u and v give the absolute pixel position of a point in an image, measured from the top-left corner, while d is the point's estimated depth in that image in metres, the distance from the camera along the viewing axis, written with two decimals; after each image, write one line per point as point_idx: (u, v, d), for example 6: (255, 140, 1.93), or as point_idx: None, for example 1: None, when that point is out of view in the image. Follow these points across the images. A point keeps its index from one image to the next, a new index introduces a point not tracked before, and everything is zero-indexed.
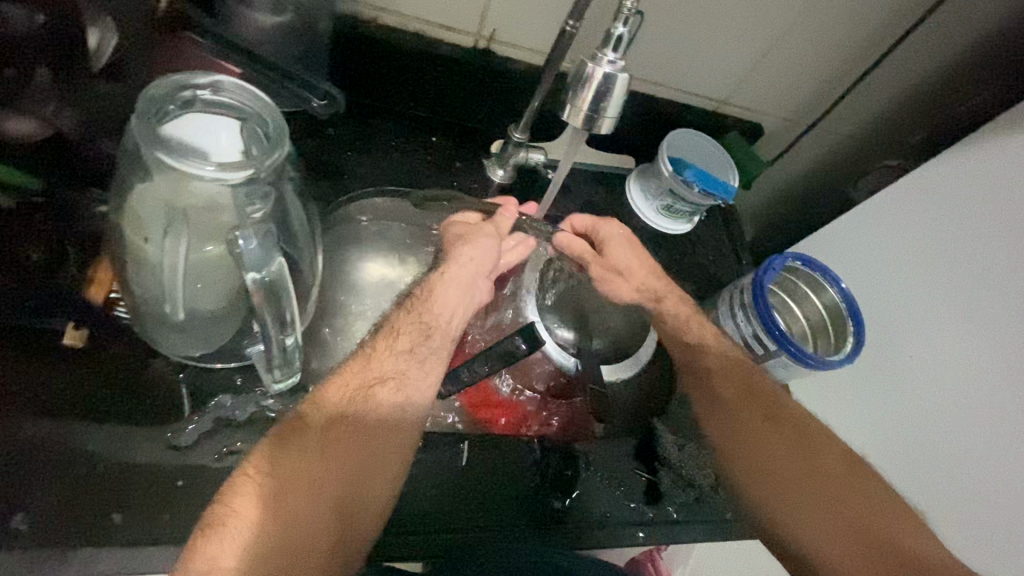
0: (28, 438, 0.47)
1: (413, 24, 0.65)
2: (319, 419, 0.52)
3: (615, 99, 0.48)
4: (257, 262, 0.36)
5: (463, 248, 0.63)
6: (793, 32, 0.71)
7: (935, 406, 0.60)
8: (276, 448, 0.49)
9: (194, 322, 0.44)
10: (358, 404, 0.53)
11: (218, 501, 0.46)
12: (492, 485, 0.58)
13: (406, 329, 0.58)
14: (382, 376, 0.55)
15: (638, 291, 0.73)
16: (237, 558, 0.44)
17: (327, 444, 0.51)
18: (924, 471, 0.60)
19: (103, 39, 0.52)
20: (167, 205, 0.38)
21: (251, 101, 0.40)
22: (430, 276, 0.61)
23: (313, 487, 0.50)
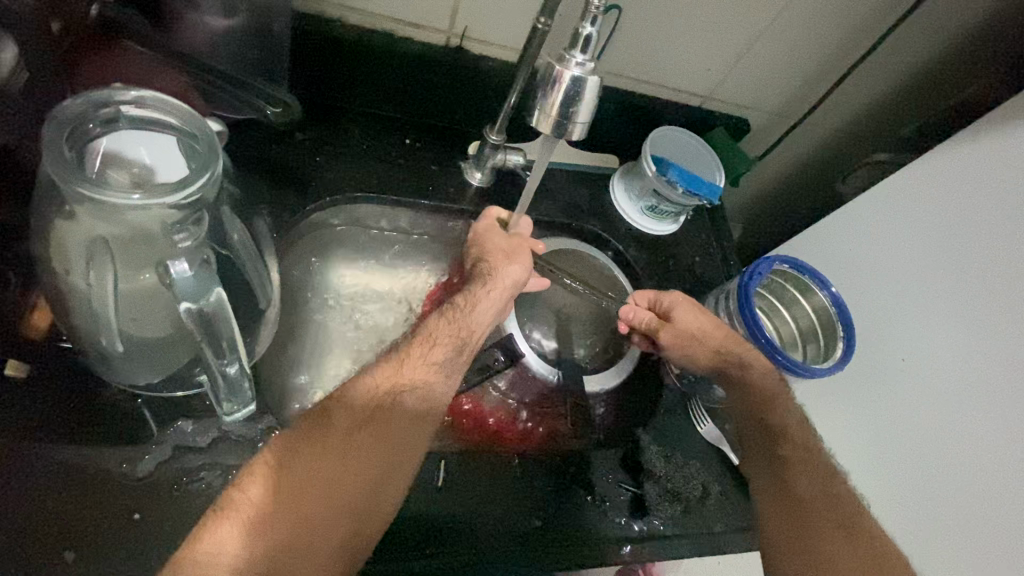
0: None
1: (379, 23, 0.62)
2: (346, 417, 0.45)
3: (586, 102, 0.45)
4: (191, 292, 0.34)
5: (512, 268, 0.58)
6: (778, 25, 0.68)
7: (926, 418, 0.57)
8: (304, 438, 0.43)
9: (140, 351, 0.41)
10: (384, 409, 0.47)
11: (236, 485, 0.40)
12: (490, 490, 0.57)
13: (442, 339, 0.52)
14: (412, 384, 0.49)
15: (717, 354, 0.62)
16: (244, 547, 0.38)
17: (357, 439, 0.45)
18: (917, 494, 0.57)
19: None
20: (91, 237, 0.35)
21: (183, 116, 0.37)
22: (474, 289, 0.57)
23: (340, 484, 0.43)
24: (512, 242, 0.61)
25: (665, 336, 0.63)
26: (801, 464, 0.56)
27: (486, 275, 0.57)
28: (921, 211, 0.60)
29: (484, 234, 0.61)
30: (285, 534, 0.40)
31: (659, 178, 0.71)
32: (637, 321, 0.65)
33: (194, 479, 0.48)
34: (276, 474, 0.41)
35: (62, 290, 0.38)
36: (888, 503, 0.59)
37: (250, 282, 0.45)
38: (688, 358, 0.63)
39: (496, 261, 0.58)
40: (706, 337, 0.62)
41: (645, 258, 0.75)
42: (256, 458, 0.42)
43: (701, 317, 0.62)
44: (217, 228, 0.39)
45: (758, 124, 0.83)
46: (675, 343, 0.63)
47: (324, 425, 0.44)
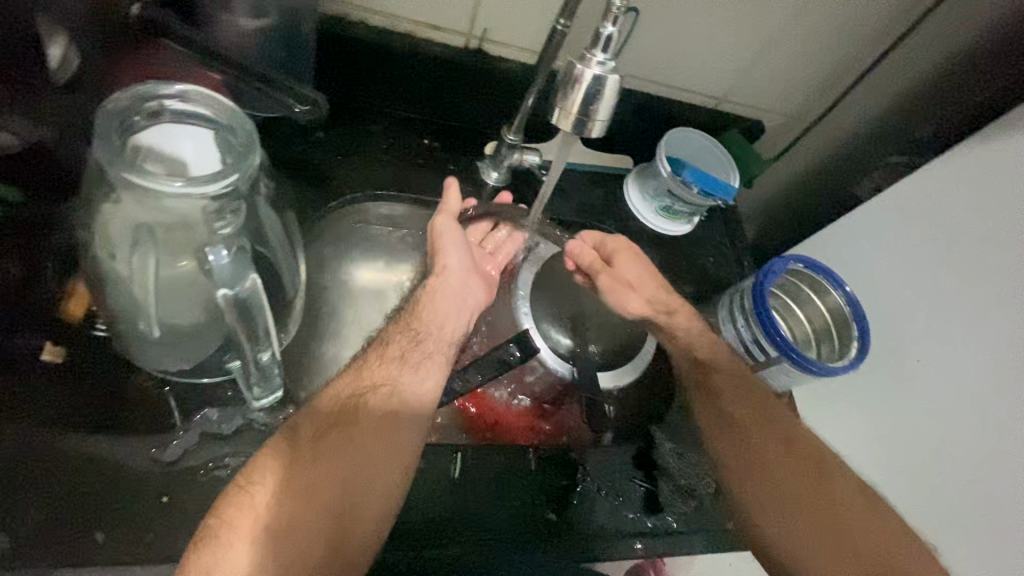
0: (8, 458, 0.46)
1: (402, 24, 0.64)
2: (311, 425, 0.48)
3: (605, 101, 0.45)
4: (230, 279, 0.35)
5: (448, 257, 0.62)
6: (794, 27, 0.69)
7: (938, 416, 0.58)
8: (275, 454, 0.46)
9: (173, 338, 0.43)
10: (349, 411, 0.50)
11: (213, 511, 0.43)
12: (499, 487, 0.58)
13: (396, 338, 0.56)
14: (374, 385, 0.52)
15: (648, 303, 0.71)
16: (234, 569, 0.40)
17: (324, 444, 0.48)
18: (930, 492, 0.57)
19: (66, 55, 0.45)
20: (137, 224, 0.36)
21: (221, 110, 0.38)
22: (417, 291, 0.61)
23: (314, 491, 0.45)
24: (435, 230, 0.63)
25: (605, 279, 0.70)
26: (747, 415, 0.64)
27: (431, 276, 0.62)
28: (932, 213, 0.61)
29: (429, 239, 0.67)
30: (273, 547, 0.42)
31: (674, 178, 0.72)
32: (583, 259, 0.71)
33: (221, 466, 0.50)
34: (248, 493, 0.44)
35: (105, 275, 0.40)
36: (910, 502, 0.59)
37: (279, 274, 0.46)
38: (623, 305, 0.71)
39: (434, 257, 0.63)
40: (636, 283, 0.71)
41: (659, 258, 0.76)
42: (232, 483, 0.45)
43: (635, 267, 0.71)
44: (252, 218, 0.41)
45: (771, 126, 0.83)
46: (613, 288, 0.70)
47: (290, 438, 0.47)
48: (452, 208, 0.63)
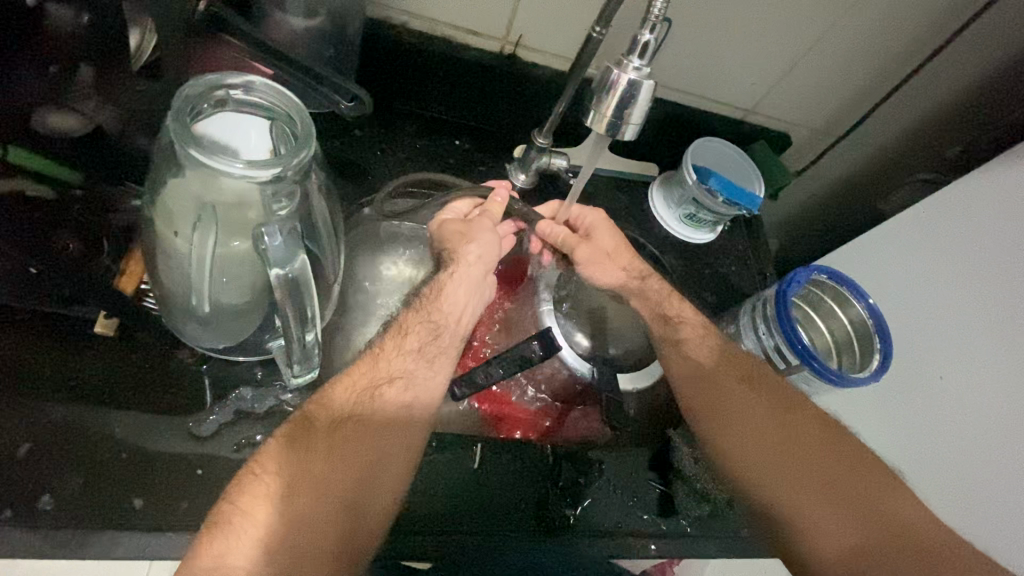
0: (56, 422, 0.49)
1: (441, 29, 0.66)
2: (328, 416, 0.47)
3: (639, 105, 0.47)
4: (281, 259, 0.39)
5: (470, 246, 0.55)
6: (826, 41, 0.70)
7: (978, 419, 0.56)
8: (288, 443, 0.45)
9: (220, 314, 0.46)
10: (365, 405, 0.48)
11: (227, 496, 0.42)
12: (511, 483, 0.58)
13: (415, 327, 0.53)
14: (390, 376, 0.50)
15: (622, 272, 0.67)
16: (249, 558, 0.41)
17: (341, 436, 0.47)
18: (969, 502, 0.55)
19: (143, 39, 0.52)
20: (199, 201, 0.39)
21: (281, 100, 0.40)
22: (437, 275, 0.55)
23: (326, 484, 0.45)
24: (466, 223, 0.58)
25: (579, 250, 0.65)
26: (702, 368, 0.61)
27: (446, 262, 0.56)
28: (964, 217, 0.61)
29: (440, 226, 0.58)
30: (292, 537, 0.43)
31: (699, 187, 0.73)
32: (555, 235, 0.66)
33: (253, 442, 0.52)
34: (262, 481, 0.43)
35: (165, 250, 0.43)
36: (953, 509, 0.56)
37: (323, 260, 0.49)
38: (591, 277, 0.67)
39: (452, 246, 0.56)
40: (608, 255, 0.66)
41: (681, 264, 0.77)
42: (245, 470, 0.44)
43: (607, 238, 0.67)
44: (303, 204, 0.43)
45: (798, 139, 0.84)
46: (588, 259, 0.66)
47: (307, 427, 0.46)
48: (498, 214, 0.60)
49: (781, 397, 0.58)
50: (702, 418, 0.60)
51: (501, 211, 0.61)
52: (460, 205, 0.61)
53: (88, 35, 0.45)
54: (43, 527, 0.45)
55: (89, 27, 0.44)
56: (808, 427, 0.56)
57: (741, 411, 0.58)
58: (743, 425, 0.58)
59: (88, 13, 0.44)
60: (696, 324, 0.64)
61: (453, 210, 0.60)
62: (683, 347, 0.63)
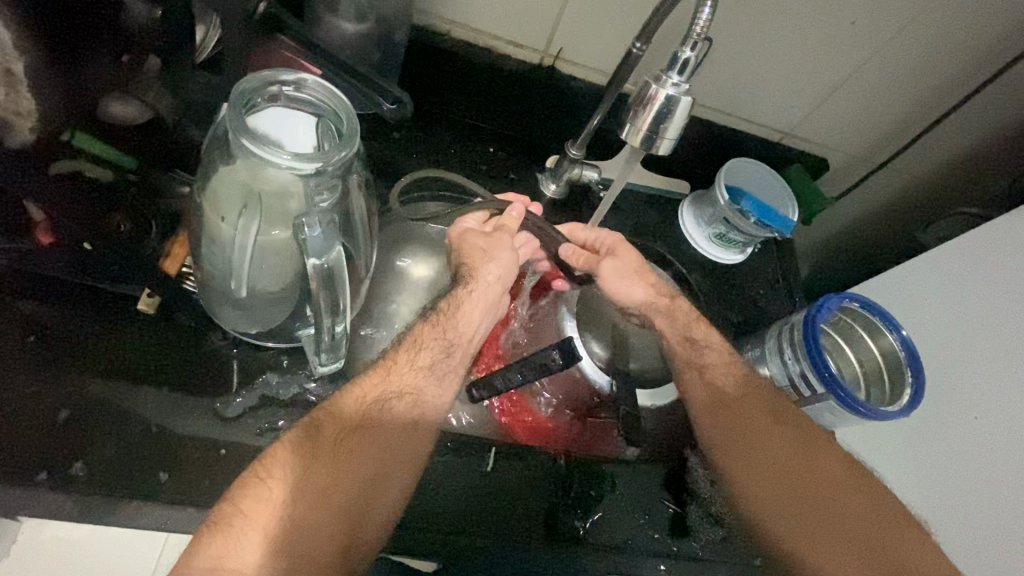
0: (94, 395, 0.51)
1: (483, 39, 0.68)
2: (335, 426, 0.48)
3: (676, 121, 0.47)
4: (319, 249, 0.41)
5: (488, 265, 0.57)
6: (869, 67, 0.69)
7: (1013, 464, 0.53)
8: (294, 450, 0.45)
9: (257, 299, 0.48)
10: (371, 416, 0.49)
11: (228, 499, 0.42)
12: (521, 491, 0.59)
13: (429, 344, 0.54)
14: (401, 391, 0.51)
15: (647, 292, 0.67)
16: (248, 564, 0.39)
17: (345, 445, 0.47)
18: (999, 555, 0.51)
19: (207, 36, 0.55)
20: (247, 189, 0.41)
21: (330, 99, 0.42)
22: (455, 291, 0.57)
23: (327, 497, 0.45)
24: (488, 234, 0.60)
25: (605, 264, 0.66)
26: (718, 399, 0.61)
27: (466, 277, 0.57)
28: (1011, 257, 0.59)
29: (462, 236, 0.60)
30: (296, 542, 0.42)
31: (732, 207, 0.72)
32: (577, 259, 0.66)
33: (275, 428, 0.53)
34: (266, 488, 0.43)
35: (210, 234, 0.45)
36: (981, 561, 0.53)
37: (358, 255, 0.50)
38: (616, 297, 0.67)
39: (469, 258, 0.58)
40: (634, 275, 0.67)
41: (707, 284, 0.76)
42: (249, 474, 0.44)
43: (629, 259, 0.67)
44: (343, 198, 0.45)
45: (835, 165, 0.83)
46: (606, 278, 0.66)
47: (313, 438, 0.47)
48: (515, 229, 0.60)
49: (798, 429, 0.58)
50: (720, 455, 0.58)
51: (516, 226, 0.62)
52: (473, 218, 0.62)
53: (158, 28, 0.49)
54: (75, 491, 0.47)
55: (160, 20, 0.48)
56: (831, 469, 0.55)
57: (763, 448, 0.57)
58: (756, 464, 0.57)
59: (159, 8, 0.48)
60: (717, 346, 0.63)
61: (475, 219, 0.62)
62: (700, 367, 0.63)
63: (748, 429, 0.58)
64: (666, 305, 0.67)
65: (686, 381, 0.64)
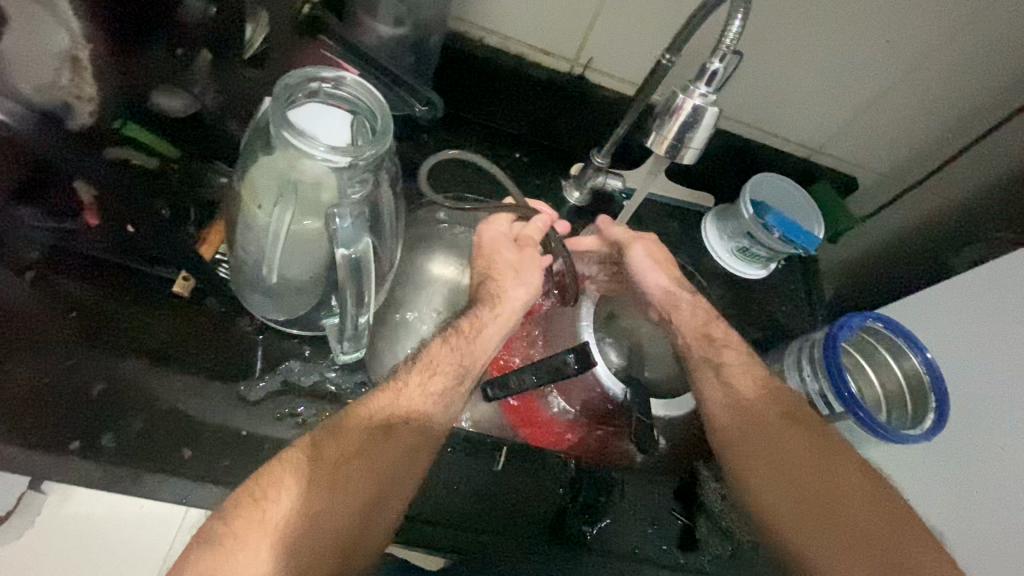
0: (125, 371, 0.53)
1: (514, 47, 0.69)
2: (337, 449, 0.47)
3: (701, 130, 0.48)
4: (348, 240, 0.43)
5: (516, 290, 0.59)
6: (900, 85, 0.69)
7: None
8: (295, 472, 0.45)
9: (285, 287, 0.50)
10: (376, 439, 0.49)
11: (222, 516, 0.42)
12: (530, 493, 0.59)
13: (443, 368, 0.54)
14: (407, 415, 0.51)
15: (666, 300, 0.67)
16: None
17: (344, 469, 0.47)
18: None
19: (256, 32, 0.56)
20: (283, 178, 0.43)
21: (366, 97, 0.44)
22: (481, 312, 0.57)
23: (321, 520, 0.44)
24: (518, 251, 0.61)
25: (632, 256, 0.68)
26: (739, 414, 0.59)
27: (485, 296, 0.58)
28: None
29: (489, 249, 0.61)
30: (287, 564, 0.41)
31: (756, 222, 0.72)
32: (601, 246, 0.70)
33: (294, 414, 0.55)
34: (260, 507, 0.43)
35: (246, 221, 0.47)
36: None
37: (385, 250, 0.52)
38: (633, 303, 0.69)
39: (496, 274, 0.59)
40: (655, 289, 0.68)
41: (727, 298, 0.76)
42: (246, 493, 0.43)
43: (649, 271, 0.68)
44: (373, 193, 0.46)
45: (864, 184, 0.82)
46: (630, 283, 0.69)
47: (312, 457, 0.46)
48: (537, 238, 0.63)
49: (821, 446, 0.56)
50: (738, 476, 0.57)
51: (539, 233, 0.64)
52: (500, 219, 0.63)
53: (211, 26, 0.51)
54: (103, 461, 0.49)
55: (214, 18, 0.50)
56: (862, 510, 0.51)
57: (785, 486, 0.55)
58: (775, 487, 0.55)
59: (214, 7, 0.50)
60: (733, 359, 0.63)
61: (502, 232, 0.62)
62: (715, 381, 0.62)
63: (768, 450, 0.57)
64: (681, 310, 0.67)
65: (704, 396, 0.62)
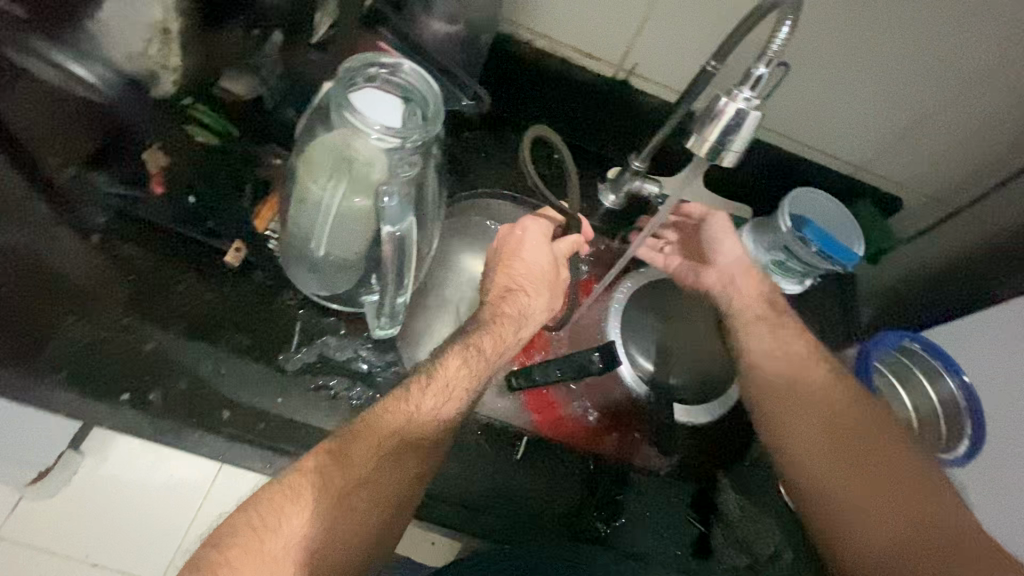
0: (174, 331, 0.57)
1: (561, 50, 0.71)
2: (342, 478, 0.45)
3: (742, 134, 0.48)
4: (394, 218, 0.45)
5: (536, 305, 0.59)
6: (951, 106, 0.68)
7: None
8: (296, 503, 0.43)
9: (330, 263, 0.52)
10: (382, 470, 0.47)
11: (217, 544, 0.40)
12: (547, 485, 0.60)
13: (458, 394, 0.51)
14: (421, 441, 0.49)
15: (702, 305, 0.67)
16: None
17: (346, 500, 0.45)
18: None
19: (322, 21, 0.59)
20: (338, 155, 0.46)
21: (420, 84, 0.46)
22: (500, 329, 0.56)
23: (317, 554, 0.43)
24: (551, 274, 0.61)
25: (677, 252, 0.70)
26: (777, 358, 0.60)
27: (507, 299, 0.58)
28: None
29: (512, 257, 0.61)
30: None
31: (793, 235, 0.70)
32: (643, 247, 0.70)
33: (327, 387, 0.57)
34: (260, 536, 0.41)
35: (298, 196, 0.50)
36: None
37: (426, 235, 0.54)
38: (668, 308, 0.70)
39: (524, 290, 0.59)
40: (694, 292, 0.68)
41: None
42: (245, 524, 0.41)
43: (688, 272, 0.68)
44: (420, 177, 0.49)
45: (909, 205, 0.80)
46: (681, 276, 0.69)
47: (317, 484, 0.44)
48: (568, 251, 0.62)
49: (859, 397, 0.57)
50: (769, 413, 0.58)
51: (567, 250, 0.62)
52: (536, 224, 0.62)
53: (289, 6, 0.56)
54: (150, 414, 0.53)
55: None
56: (885, 457, 0.53)
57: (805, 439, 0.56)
58: (805, 424, 0.56)
59: None
60: None
61: (542, 253, 0.61)
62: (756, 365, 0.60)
63: (801, 391, 0.58)
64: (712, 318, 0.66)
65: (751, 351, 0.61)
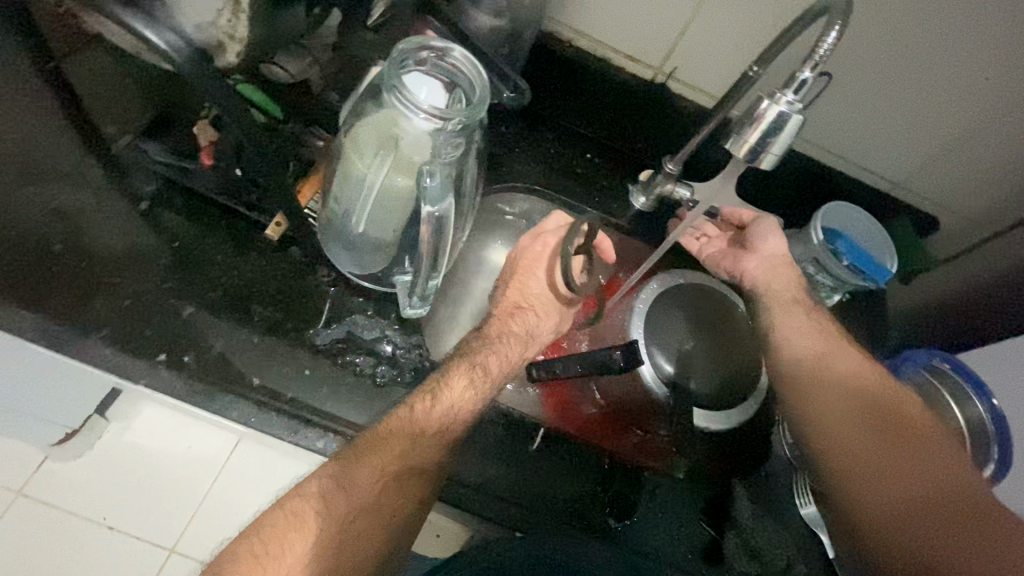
0: (212, 297, 0.59)
1: (602, 50, 0.72)
2: (345, 506, 0.46)
3: (782, 138, 0.48)
4: (435, 199, 0.46)
5: (545, 327, 0.64)
6: (996, 127, 0.66)
7: None
8: (299, 531, 0.44)
9: (368, 240, 0.54)
10: (384, 497, 0.48)
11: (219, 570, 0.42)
12: (559, 477, 0.60)
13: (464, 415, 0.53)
14: (421, 468, 0.50)
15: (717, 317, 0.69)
16: None
17: (345, 530, 0.46)
18: None
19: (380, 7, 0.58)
20: (387, 134, 0.48)
21: (470, 71, 0.47)
22: (506, 345, 0.60)
23: None
24: (561, 297, 0.66)
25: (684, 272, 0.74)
26: (811, 329, 0.63)
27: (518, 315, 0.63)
28: None
29: (528, 275, 0.66)
30: None
31: (825, 247, 0.70)
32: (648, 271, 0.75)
33: (353, 364, 0.59)
34: (262, 564, 0.42)
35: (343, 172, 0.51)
36: None
37: (460, 221, 0.55)
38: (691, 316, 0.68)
39: (535, 311, 0.64)
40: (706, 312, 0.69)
41: None
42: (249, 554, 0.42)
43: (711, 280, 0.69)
44: (461, 161, 0.50)
45: (946, 226, 0.79)
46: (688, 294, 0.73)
47: (321, 510, 0.45)
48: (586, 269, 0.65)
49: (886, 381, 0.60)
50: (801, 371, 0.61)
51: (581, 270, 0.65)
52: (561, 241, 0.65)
53: None
54: (185, 376, 0.55)
55: None
56: (911, 423, 0.56)
57: (831, 398, 0.59)
58: (835, 383, 0.59)
59: None
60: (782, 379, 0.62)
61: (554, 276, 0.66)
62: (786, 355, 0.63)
63: (834, 355, 0.61)
64: None
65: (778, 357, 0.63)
